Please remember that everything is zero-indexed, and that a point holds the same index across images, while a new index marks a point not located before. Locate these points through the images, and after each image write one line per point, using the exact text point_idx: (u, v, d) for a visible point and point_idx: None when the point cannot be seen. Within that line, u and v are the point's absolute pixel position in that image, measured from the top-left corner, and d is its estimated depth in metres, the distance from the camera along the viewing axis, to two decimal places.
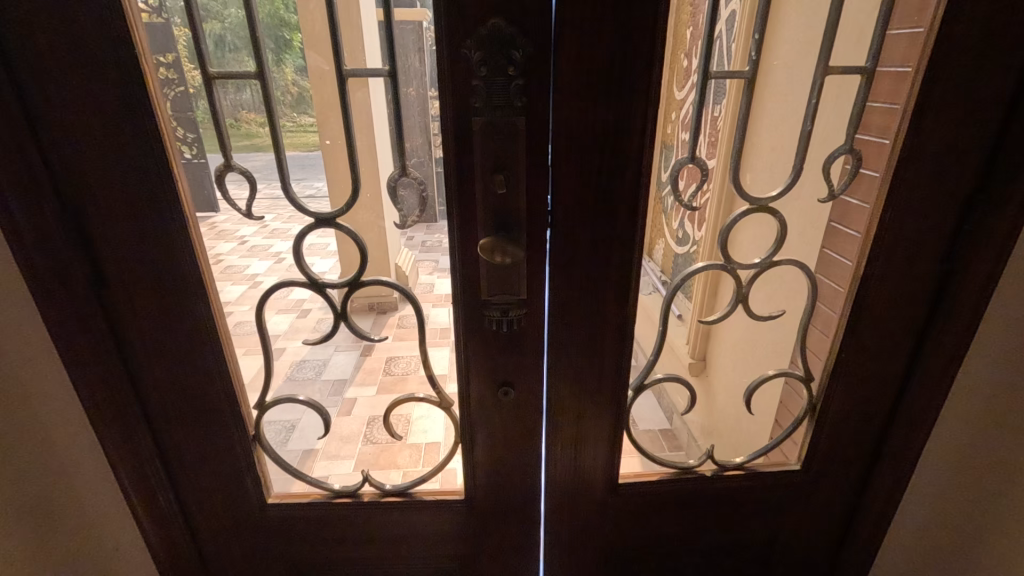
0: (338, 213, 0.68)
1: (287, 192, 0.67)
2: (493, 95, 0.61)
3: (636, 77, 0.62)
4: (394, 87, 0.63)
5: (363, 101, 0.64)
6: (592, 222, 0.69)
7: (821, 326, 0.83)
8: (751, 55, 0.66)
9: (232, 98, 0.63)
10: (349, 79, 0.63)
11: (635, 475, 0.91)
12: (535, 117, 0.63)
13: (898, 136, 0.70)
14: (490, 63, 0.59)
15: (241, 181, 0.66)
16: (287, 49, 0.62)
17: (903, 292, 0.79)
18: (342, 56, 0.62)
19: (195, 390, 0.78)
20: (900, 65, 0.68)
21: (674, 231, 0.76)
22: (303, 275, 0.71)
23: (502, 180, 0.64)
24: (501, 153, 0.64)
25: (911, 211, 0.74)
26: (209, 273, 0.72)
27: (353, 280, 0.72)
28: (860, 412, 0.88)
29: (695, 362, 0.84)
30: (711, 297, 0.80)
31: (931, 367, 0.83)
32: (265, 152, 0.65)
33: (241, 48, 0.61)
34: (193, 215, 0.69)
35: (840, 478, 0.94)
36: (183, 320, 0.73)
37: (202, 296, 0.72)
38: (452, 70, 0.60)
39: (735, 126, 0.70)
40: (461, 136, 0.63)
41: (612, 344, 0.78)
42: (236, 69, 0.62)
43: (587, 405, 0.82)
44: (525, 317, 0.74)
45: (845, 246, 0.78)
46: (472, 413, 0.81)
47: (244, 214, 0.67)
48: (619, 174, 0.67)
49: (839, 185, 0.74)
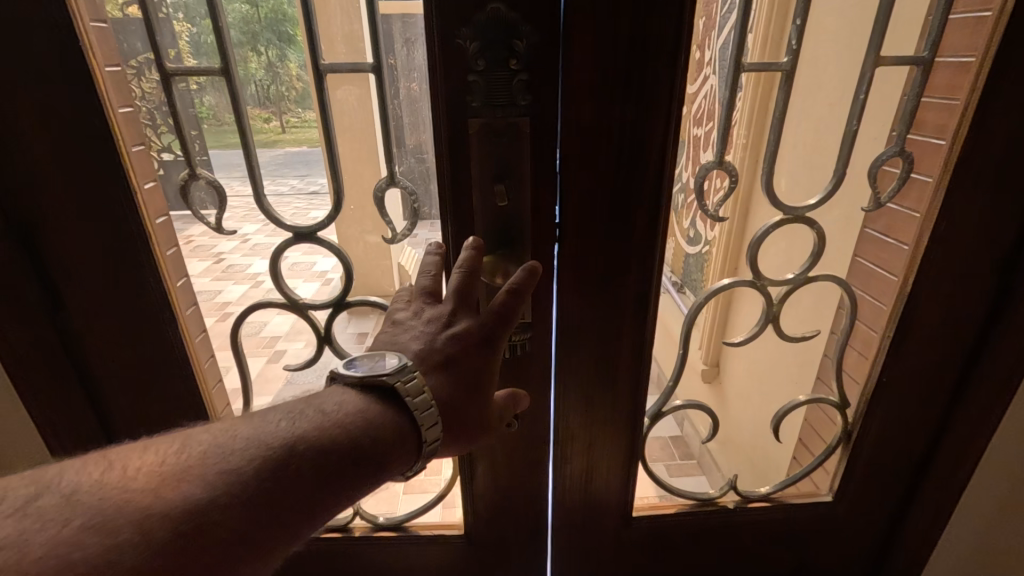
0: (320, 225, 0.60)
1: (263, 205, 0.59)
2: (493, 93, 0.53)
3: (660, 69, 0.54)
4: (380, 83, 0.55)
5: (343, 101, 0.56)
6: (606, 234, 0.61)
7: (860, 346, 0.75)
8: (791, 44, 0.58)
9: (193, 98, 0.55)
10: (328, 75, 0.54)
11: (649, 507, 0.83)
12: (542, 117, 0.55)
13: (958, 136, 0.61)
14: (490, 56, 0.51)
15: (209, 194, 0.58)
16: (261, 43, 0.53)
17: (953, 311, 0.70)
18: (318, 48, 0.53)
19: (169, 421, 0.71)
20: (960, 55, 0.59)
21: (685, 230, 0.67)
22: (281, 297, 0.65)
23: (503, 191, 0.56)
24: (503, 159, 0.56)
25: (966, 221, 0.65)
26: (176, 297, 0.64)
27: (338, 300, 0.65)
28: (900, 440, 0.80)
29: (707, 369, 0.75)
30: (727, 313, 0.72)
31: (982, 393, 0.74)
32: (236, 160, 0.57)
33: (206, 41, 0.53)
34: (154, 221, 0.60)
35: (876, 511, 0.86)
36: (151, 347, 0.66)
37: (169, 322, 0.65)
38: (446, 64, 0.52)
39: (768, 124, 0.62)
40: (455, 140, 0.55)
41: (627, 370, 0.70)
42: (201, 65, 0.53)
43: (598, 434, 0.75)
44: (531, 342, 0.66)
45: (892, 260, 0.69)
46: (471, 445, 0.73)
47: (214, 229, 0.60)
48: (639, 182, 0.59)
49: (887, 192, 0.65)
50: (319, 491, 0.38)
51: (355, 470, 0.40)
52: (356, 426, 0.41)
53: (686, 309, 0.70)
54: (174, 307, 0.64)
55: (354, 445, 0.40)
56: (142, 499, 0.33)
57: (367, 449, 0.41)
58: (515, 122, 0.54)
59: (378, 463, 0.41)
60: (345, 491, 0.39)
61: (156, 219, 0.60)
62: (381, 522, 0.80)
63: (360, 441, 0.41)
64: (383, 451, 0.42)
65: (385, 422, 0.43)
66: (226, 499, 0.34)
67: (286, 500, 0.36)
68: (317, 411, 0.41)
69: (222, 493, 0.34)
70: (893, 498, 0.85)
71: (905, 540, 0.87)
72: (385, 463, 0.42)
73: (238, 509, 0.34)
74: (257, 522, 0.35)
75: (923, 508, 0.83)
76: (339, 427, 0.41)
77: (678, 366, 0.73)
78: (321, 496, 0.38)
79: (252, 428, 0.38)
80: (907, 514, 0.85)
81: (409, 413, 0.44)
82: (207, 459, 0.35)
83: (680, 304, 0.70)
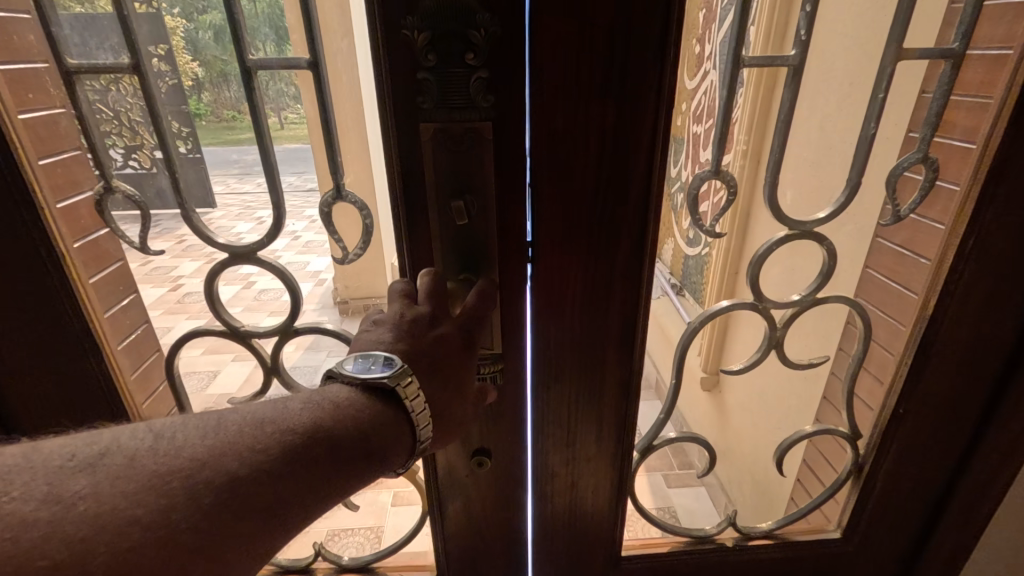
0: (258, 245, 0.54)
1: (193, 224, 0.53)
2: (448, 94, 0.45)
3: (645, 65, 0.46)
4: (319, 82, 0.47)
5: (275, 102, 0.49)
6: (588, 252, 0.54)
7: (875, 369, 0.68)
8: (799, 35, 0.50)
9: (100, 99, 0.47)
10: (257, 73, 0.47)
11: (640, 545, 0.76)
12: (508, 120, 0.47)
13: (991, 140, 0.53)
14: (443, 49, 0.43)
15: (128, 209, 0.51)
16: (178, 35, 0.46)
17: (980, 336, 0.63)
18: (244, 41, 0.46)
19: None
20: (999, 47, 0.51)
21: (685, 230, 0.59)
22: (220, 324, 0.59)
23: (462, 208, 0.48)
24: (463, 170, 0.48)
25: (1000, 235, 0.57)
26: (104, 332, 0.57)
27: (283, 327, 0.59)
28: (918, 474, 0.72)
29: (707, 377, 0.67)
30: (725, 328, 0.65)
31: (1009, 423, 0.67)
32: (156, 173, 0.50)
33: (111, 32, 0.45)
34: (71, 247, 0.52)
35: (891, 549, 0.78)
36: (77, 384, 0.59)
37: (93, 357, 0.57)
38: (392, 60, 0.44)
39: (769, 128, 0.55)
40: (406, 148, 0.48)
41: (612, 403, 0.63)
42: (108, 61, 0.46)
43: (582, 470, 0.67)
44: (504, 374, 0.59)
45: (911, 277, 0.62)
46: (440, 485, 0.66)
47: (138, 249, 0.53)
48: (623, 196, 0.52)
49: (908, 204, 0.58)
50: (338, 475, 0.36)
51: (369, 460, 0.38)
52: (371, 413, 0.39)
53: (687, 318, 0.64)
54: (104, 343, 0.58)
55: (370, 432, 0.39)
56: (183, 467, 0.30)
57: (379, 437, 0.39)
58: (476, 127, 0.47)
59: (388, 453, 0.40)
60: (359, 481, 0.37)
61: (75, 243, 0.53)
62: (346, 562, 0.74)
63: (375, 428, 0.39)
64: (392, 443, 0.40)
65: (390, 417, 0.40)
66: (256, 474, 0.32)
67: (306, 485, 0.34)
68: (332, 398, 0.39)
69: (254, 466, 0.32)
70: (910, 536, 0.77)
71: None
72: (392, 453, 0.40)
73: (273, 480, 0.32)
74: (286, 501, 0.33)
75: (940, 548, 0.76)
76: (354, 415, 0.38)
77: (670, 397, 0.66)
78: (339, 481, 0.36)
79: (270, 410, 0.36)
80: (923, 555, 0.78)
81: (405, 418, 0.41)
82: (237, 432, 0.33)
83: (680, 310, 0.65)
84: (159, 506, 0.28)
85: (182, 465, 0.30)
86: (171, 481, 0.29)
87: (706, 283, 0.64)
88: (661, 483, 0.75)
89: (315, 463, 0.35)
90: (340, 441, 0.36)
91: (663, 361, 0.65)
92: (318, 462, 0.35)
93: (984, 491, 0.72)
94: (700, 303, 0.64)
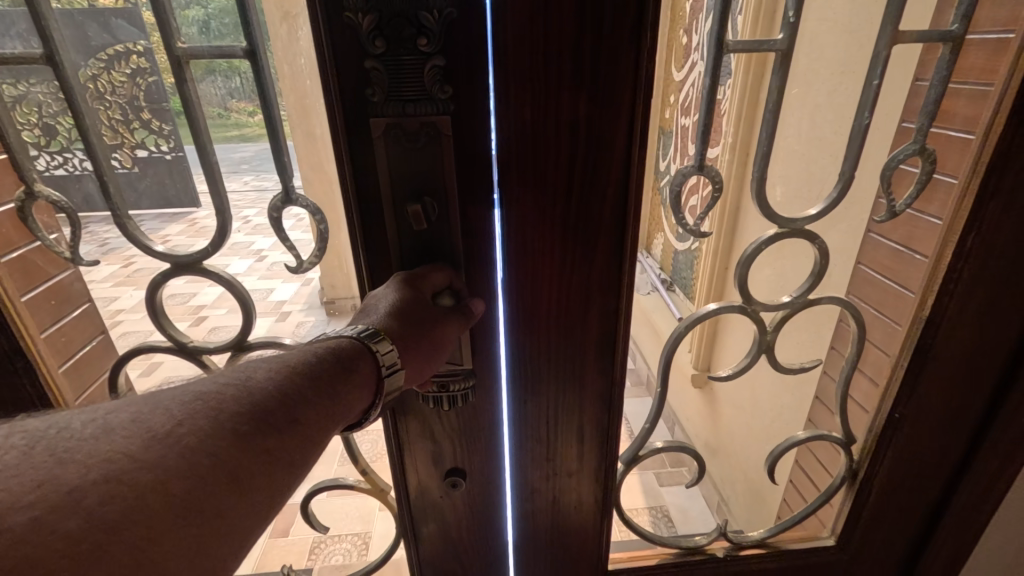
0: (203, 253, 0.51)
1: (128, 232, 0.49)
2: (397, 84, 0.41)
3: (623, 46, 0.42)
4: (256, 71, 0.44)
5: (217, 94, 0.45)
6: (564, 257, 0.50)
7: (870, 370, 0.64)
8: (787, 16, 0.46)
9: (10, 92, 0.43)
10: (187, 61, 0.43)
11: (627, 558, 0.73)
12: (465, 114, 0.43)
13: (991, 130, 0.49)
14: (392, 34, 0.39)
15: (50, 215, 0.48)
16: (94, 21, 0.42)
17: (981, 337, 0.59)
18: (171, 29, 0.42)
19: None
20: (1001, 30, 0.47)
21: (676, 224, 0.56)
22: (167, 339, 0.56)
23: (422, 210, 0.45)
24: (419, 172, 0.44)
25: (1003, 232, 0.53)
26: (41, 353, 0.53)
27: (235, 344, 0.57)
28: (916, 480, 0.69)
29: (697, 373, 0.64)
30: (713, 327, 0.62)
31: (1009, 426, 0.64)
32: (81, 176, 0.47)
33: (18, 16, 0.41)
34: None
35: (888, 556, 0.75)
36: (17, 405, 0.55)
37: (27, 376, 0.53)
38: (335, 49, 0.40)
39: (757, 120, 0.51)
40: (356, 142, 0.44)
41: (594, 415, 0.59)
42: (15, 51, 0.42)
43: (564, 483, 0.64)
44: (475, 391, 0.56)
45: (907, 274, 0.58)
46: (410, 504, 0.62)
47: (72, 259, 0.50)
48: (599, 195, 0.48)
49: (905, 198, 0.54)
50: (317, 408, 0.37)
51: (337, 392, 0.39)
52: (335, 350, 0.41)
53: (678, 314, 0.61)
54: (41, 365, 0.54)
55: (333, 367, 0.40)
56: (159, 414, 0.32)
57: (346, 370, 0.40)
58: (430, 121, 0.42)
59: (356, 383, 0.41)
60: (334, 412, 0.38)
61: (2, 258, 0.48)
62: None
63: (340, 361, 0.40)
64: (358, 375, 0.41)
65: (352, 351, 0.41)
66: (230, 412, 0.34)
67: (282, 420, 0.35)
68: (294, 350, 0.40)
69: (222, 406, 0.34)
70: (907, 542, 0.74)
71: None
72: (355, 385, 0.40)
73: (239, 406, 0.34)
74: (273, 431, 0.35)
75: (936, 553, 0.73)
76: (312, 356, 0.40)
77: (660, 397, 0.62)
78: (318, 415, 0.37)
79: (229, 368, 0.38)
80: (922, 561, 0.75)
81: (367, 353, 0.42)
82: (200, 382, 0.35)
83: (671, 305, 0.61)
84: (120, 442, 0.30)
85: (157, 420, 0.31)
86: (129, 423, 0.31)
87: (696, 278, 0.60)
88: (652, 480, 0.75)
89: (281, 394, 0.36)
90: (304, 377, 0.38)
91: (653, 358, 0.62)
92: (287, 395, 0.36)
93: (982, 495, 0.69)
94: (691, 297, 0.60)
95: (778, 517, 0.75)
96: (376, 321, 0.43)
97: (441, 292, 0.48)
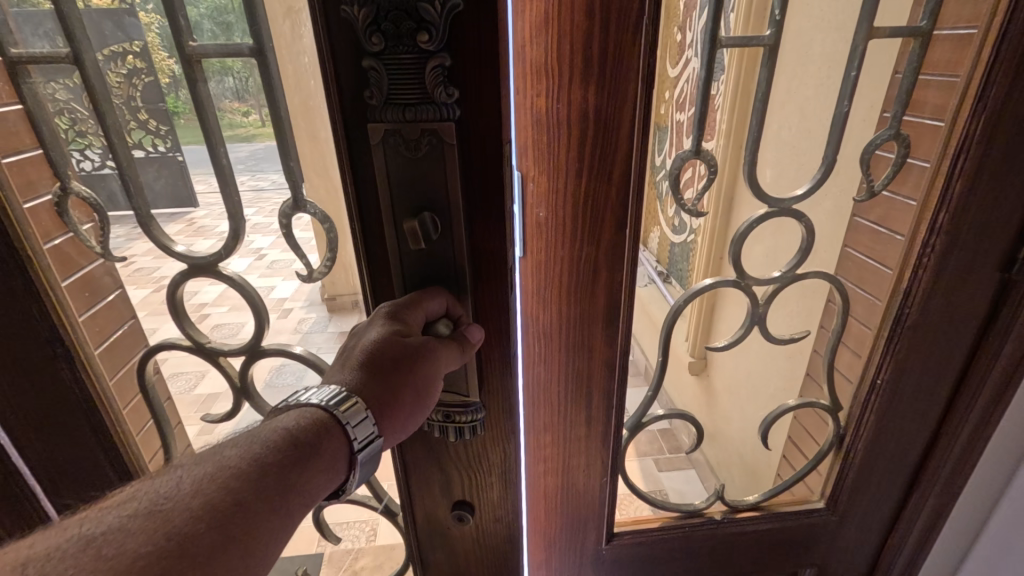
0: (216, 257, 0.56)
1: (148, 231, 0.54)
2: (398, 86, 0.42)
3: (625, 40, 0.47)
4: (265, 68, 0.47)
5: (218, 93, 0.48)
6: (574, 238, 0.56)
7: (853, 343, 0.70)
8: (773, 14, 0.52)
9: (44, 94, 0.47)
10: (197, 60, 0.47)
11: (631, 521, 0.78)
12: (469, 119, 0.45)
13: (958, 119, 0.55)
14: (390, 29, 0.40)
15: (84, 210, 0.53)
16: (111, 20, 0.45)
17: (955, 310, 0.64)
18: (180, 30, 0.46)
19: (86, 466, 0.65)
20: (965, 26, 0.52)
21: (670, 219, 0.61)
22: (185, 338, 0.62)
23: (419, 226, 0.47)
24: (417, 178, 0.46)
25: (973, 211, 0.58)
26: (81, 338, 0.58)
27: (251, 346, 0.63)
28: (899, 444, 0.74)
29: (693, 361, 0.69)
30: (711, 308, 0.67)
31: (982, 390, 0.69)
32: (106, 173, 0.51)
33: (46, 18, 0.45)
34: (42, 247, 0.53)
35: (875, 516, 0.81)
36: (56, 388, 0.60)
37: (67, 361, 0.58)
38: (335, 48, 0.42)
39: (751, 107, 0.56)
40: (356, 148, 0.46)
41: (601, 384, 0.64)
42: (43, 50, 0.46)
43: (574, 450, 0.69)
44: (484, 424, 0.59)
45: (885, 252, 0.64)
46: (416, 521, 0.68)
47: (102, 253, 0.56)
48: (608, 178, 0.53)
49: (880, 181, 0.60)
50: (254, 520, 0.35)
51: (283, 492, 0.37)
52: (277, 442, 0.39)
53: (670, 299, 0.65)
54: (80, 349, 0.58)
55: (272, 464, 0.38)
56: None
57: (293, 459, 0.39)
58: (432, 128, 0.44)
59: (309, 470, 0.39)
60: (280, 514, 0.37)
61: (45, 244, 0.53)
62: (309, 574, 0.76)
63: (284, 452, 0.39)
64: (323, 453, 0.41)
65: (316, 428, 0.41)
66: (131, 554, 0.31)
67: (213, 543, 0.33)
68: (226, 446, 0.38)
69: (125, 551, 0.31)
70: (892, 503, 0.80)
71: (902, 545, 0.83)
72: (308, 476, 0.39)
73: (149, 546, 0.31)
74: (191, 562, 0.32)
75: (918, 512, 0.79)
76: (246, 454, 0.37)
77: (656, 382, 0.68)
78: (257, 521, 0.35)
79: (157, 483, 0.36)
80: (905, 520, 0.81)
81: (336, 424, 0.42)
82: (110, 517, 0.33)
83: (669, 296, 0.66)
84: None
85: None
86: None
87: (691, 267, 0.65)
88: (651, 467, 0.76)
89: (211, 512, 0.34)
90: (235, 483, 0.36)
91: (649, 347, 0.67)
92: (213, 511, 0.34)
93: (959, 456, 0.74)
94: (685, 288, 0.65)
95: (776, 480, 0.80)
96: (352, 374, 0.44)
97: (438, 319, 0.51)
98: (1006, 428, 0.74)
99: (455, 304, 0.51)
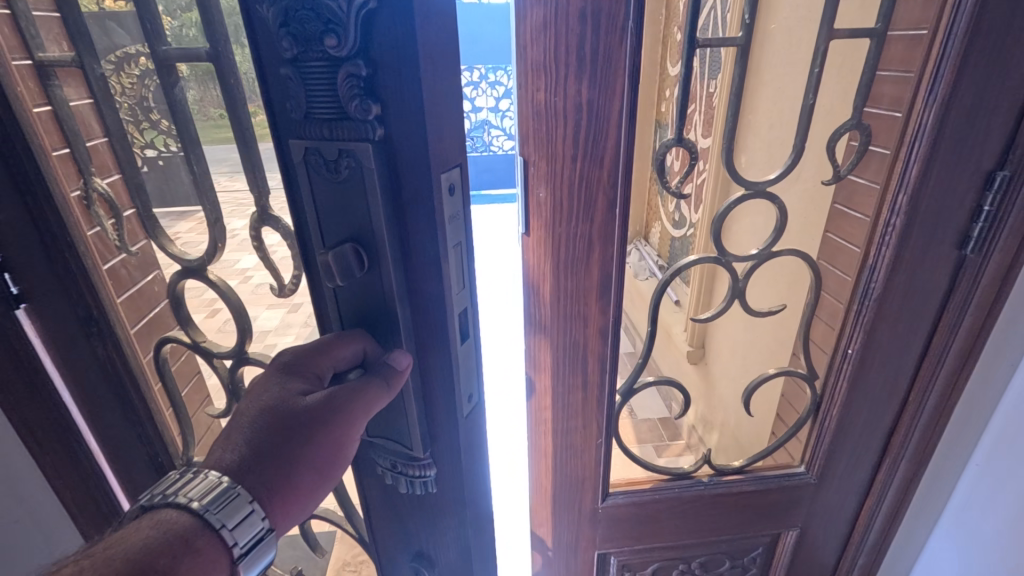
0: (202, 262, 0.61)
1: (152, 230, 0.60)
2: (316, 100, 0.43)
3: (608, 40, 0.54)
4: (220, 71, 0.50)
5: (215, 97, 0.51)
6: (569, 215, 0.63)
7: (827, 316, 0.76)
8: (744, 18, 0.59)
9: (61, 97, 0.54)
10: (173, 63, 0.50)
11: (625, 483, 0.85)
12: (394, 139, 0.44)
13: (913, 110, 0.61)
14: (298, 31, 0.41)
15: (105, 207, 0.60)
16: (99, 23, 0.50)
17: (919, 285, 0.71)
18: (155, 34, 0.49)
19: (129, 429, 0.73)
20: (915, 27, 0.59)
21: (671, 213, 0.70)
22: (182, 333, 0.68)
23: (337, 261, 0.47)
24: (342, 205, 0.46)
25: (932, 192, 0.65)
26: (122, 314, 0.66)
27: (237, 350, 0.68)
28: (872, 411, 0.81)
29: (693, 350, 0.78)
30: (710, 278, 0.74)
31: (946, 358, 0.76)
32: (114, 177, 0.58)
33: (54, 23, 0.51)
34: (87, 233, 0.61)
35: (852, 480, 0.88)
36: (100, 361, 0.67)
37: (103, 338, 0.66)
38: (261, 56, 0.43)
39: (731, 100, 0.62)
40: (287, 166, 0.48)
41: (597, 349, 0.71)
42: (55, 54, 0.52)
43: (578, 417, 0.77)
44: (437, 482, 0.58)
45: (853, 232, 0.71)
46: (379, 542, 0.68)
47: (118, 245, 0.62)
48: (599, 160, 0.60)
49: (845, 165, 0.67)
50: None
51: None
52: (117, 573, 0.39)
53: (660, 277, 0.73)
54: (120, 326, 0.66)
55: None
56: None
57: None
58: (350, 148, 0.44)
59: None
60: None
61: (88, 232, 0.61)
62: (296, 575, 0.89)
63: None
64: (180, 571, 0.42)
65: (173, 543, 0.42)
66: None
67: None
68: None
69: None
70: (868, 468, 0.86)
71: (878, 506, 0.89)
72: None
73: None
74: None
75: (892, 474, 0.86)
76: None
77: (646, 352, 0.75)
78: None
79: None
80: (880, 484, 0.87)
81: (208, 529, 0.44)
82: None
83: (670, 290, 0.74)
84: None
85: None
86: None
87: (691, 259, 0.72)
88: (652, 453, 0.84)
89: None
90: None
91: (638, 317, 0.74)
92: None
93: (928, 421, 0.81)
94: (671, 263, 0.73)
95: (774, 434, 0.86)
96: (243, 447, 0.47)
97: (350, 368, 0.51)
98: (974, 397, 0.80)
99: (367, 352, 0.51)
